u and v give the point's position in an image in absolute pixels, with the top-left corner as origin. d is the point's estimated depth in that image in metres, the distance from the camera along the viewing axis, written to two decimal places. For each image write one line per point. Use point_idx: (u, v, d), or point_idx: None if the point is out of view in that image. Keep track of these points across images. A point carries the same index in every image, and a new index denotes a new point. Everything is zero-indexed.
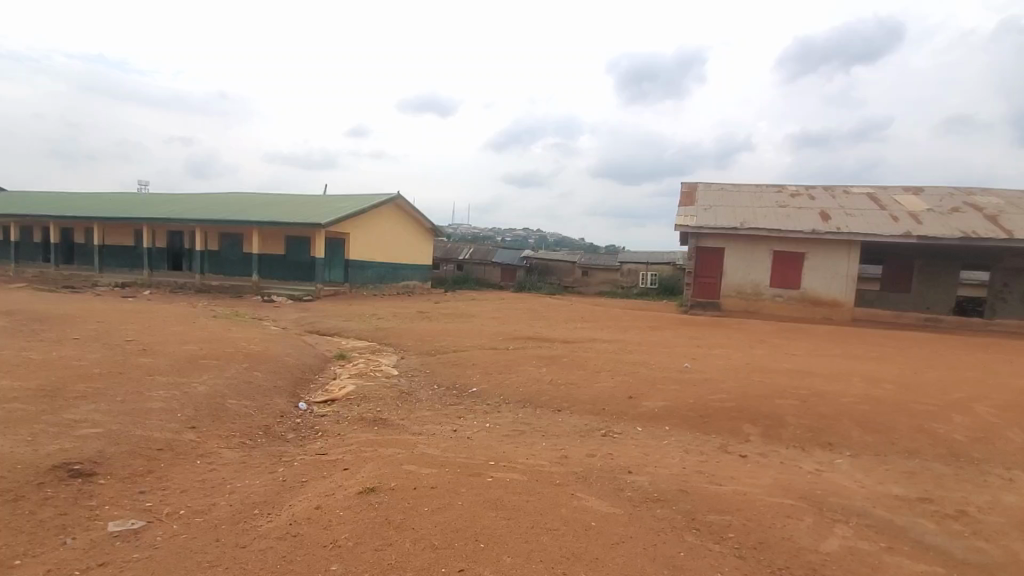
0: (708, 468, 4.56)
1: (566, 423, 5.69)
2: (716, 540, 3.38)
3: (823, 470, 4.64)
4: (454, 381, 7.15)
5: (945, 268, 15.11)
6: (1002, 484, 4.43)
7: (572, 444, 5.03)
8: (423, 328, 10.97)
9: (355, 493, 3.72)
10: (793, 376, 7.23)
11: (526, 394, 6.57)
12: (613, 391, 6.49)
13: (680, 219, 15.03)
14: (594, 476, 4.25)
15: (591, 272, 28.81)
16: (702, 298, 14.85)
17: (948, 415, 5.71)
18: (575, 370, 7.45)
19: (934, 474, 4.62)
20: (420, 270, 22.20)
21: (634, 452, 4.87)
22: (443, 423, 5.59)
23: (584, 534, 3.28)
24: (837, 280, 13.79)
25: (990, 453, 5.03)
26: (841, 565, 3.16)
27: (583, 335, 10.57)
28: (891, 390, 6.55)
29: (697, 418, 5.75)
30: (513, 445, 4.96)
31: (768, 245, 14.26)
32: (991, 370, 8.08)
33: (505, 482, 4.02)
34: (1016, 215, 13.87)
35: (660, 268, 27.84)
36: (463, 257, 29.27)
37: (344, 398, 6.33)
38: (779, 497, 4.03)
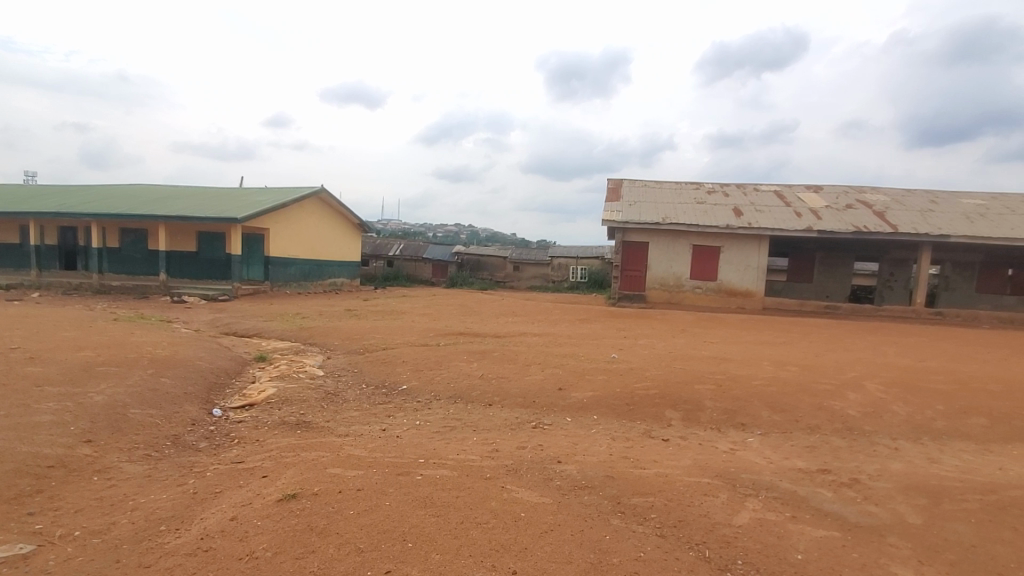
0: (633, 453, 4.74)
1: (497, 417, 5.72)
2: (640, 521, 3.52)
3: (737, 449, 4.95)
4: (384, 380, 6.98)
5: (841, 259, 16.57)
6: (888, 453, 4.94)
7: (503, 438, 5.07)
8: (350, 327, 10.62)
9: (274, 501, 3.54)
10: (710, 362, 7.68)
11: (457, 390, 6.52)
12: (543, 383, 6.59)
13: (607, 214, 15.51)
14: (524, 468, 4.29)
15: (523, 267, 29.16)
16: (628, 291, 15.43)
17: (844, 393, 6.29)
18: (506, 364, 7.49)
19: (832, 447, 5.06)
20: (348, 267, 21.47)
21: (563, 443, 4.97)
22: (370, 423, 5.44)
23: (514, 526, 3.31)
24: (749, 271, 14.76)
25: (879, 426, 5.57)
26: (751, 536, 3.39)
27: (514, 330, 10.64)
28: (795, 373, 7.12)
29: (622, 406, 5.98)
30: (444, 441, 4.92)
31: (688, 239, 15.02)
32: (878, 351, 8.97)
33: (434, 479, 3.97)
34: (900, 212, 15.43)
35: (589, 262, 28.53)
36: (393, 254, 28.57)
37: (265, 402, 6.02)
38: (697, 476, 4.27)
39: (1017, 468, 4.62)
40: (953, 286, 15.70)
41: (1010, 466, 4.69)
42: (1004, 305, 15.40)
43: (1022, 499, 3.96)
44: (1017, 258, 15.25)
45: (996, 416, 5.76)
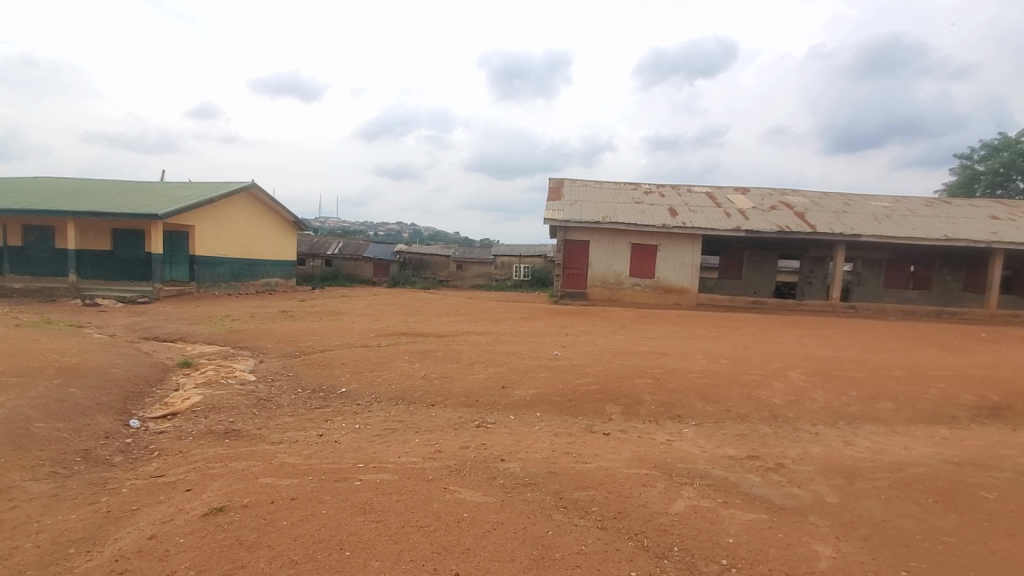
0: (575, 449, 4.82)
1: (440, 417, 5.65)
2: (581, 515, 3.57)
3: (673, 440, 5.14)
4: (322, 383, 6.73)
5: (767, 257, 17.59)
6: (809, 438, 5.28)
7: (446, 438, 5.00)
8: (285, 329, 10.16)
9: (199, 516, 3.32)
10: (648, 357, 7.94)
11: (398, 391, 6.39)
12: (486, 382, 6.57)
13: (549, 213, 15.69)
14: (467, 468, 4.26)
15: (466, 265, 29.04)
16: (570, 289, 15.71)
17: (770, 382, 6.67)
18: (449, 364, 7.42)
19: (760, 434, 5.35)
20: (283, 266, 20.58)
21: (506, 441, 4.96)
22: (306, 428, 5.22)
23: (456, 527, 3.27)
24: (684, 269, 15.38)
25: (801, 413, 5.95)
26: (686, 523, 3.51)
27: (458, 329, 10.55)
28: (726, 365, 7.48)
29: (565, 402, 6.06)
30: (384, 444, 4.79)
31: (627, 238, 15.47)
32: (800, 342, 9.58)
33: (374, 484, 3.86)
34: (818, 213, 16.57)
35: (532, 260, 28.74)
36: (332, 252, 27.63)
37: (189, 411, 5.64)
38: (636, 468, 4.39)
39: (919, 447, 5.07)
40: (864, 282, 17.05)
41: (913, 445, 5.14)
42: (907, 298, 16.90)
43: (923, 475, 4.34)
44: (917, 256, 16.78)
45: (901, 400, 6.29)
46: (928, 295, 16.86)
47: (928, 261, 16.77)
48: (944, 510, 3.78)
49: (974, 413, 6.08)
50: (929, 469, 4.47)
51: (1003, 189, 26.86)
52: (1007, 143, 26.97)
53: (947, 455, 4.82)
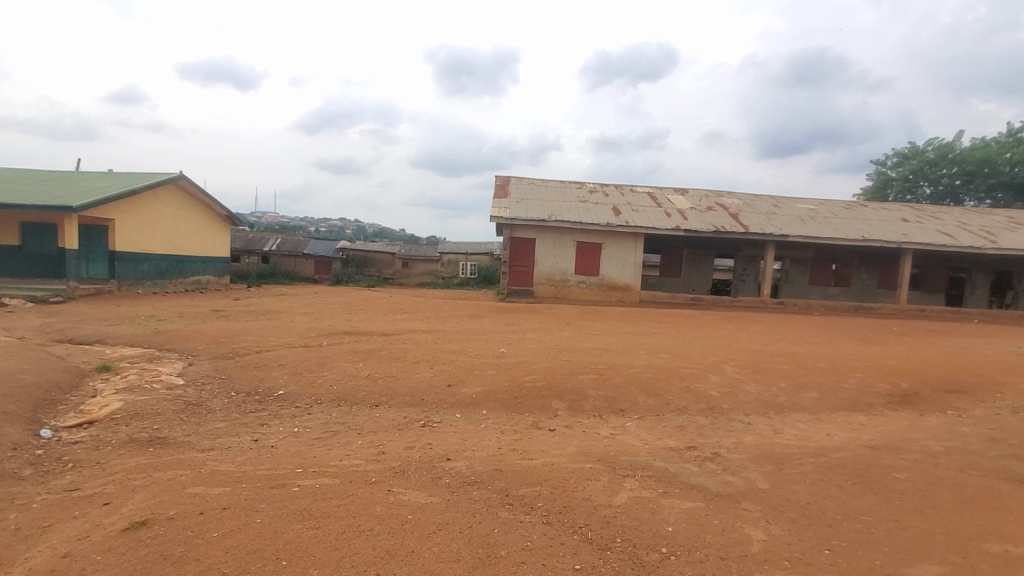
0: (521, 445, 4.83)
1: (384, 417, 5.52)
2: (527, 511, 3.58)
3: (617, 434, 5.26)
4: (258, 386, 6.42)
5: (704, 256, 18.34)
6: (743, 428, 5.55)
7: (390, 439, 4.89)
8: (217, 329, 9.63)
9: (118, 531, 3.09)
10: (593, 353, 8.09)
11: (340, 392, 6.19)
12: (432, 381, 6.49)
13: (495, 210, 15.70)
14: (412, 469, 4.18)
15: (411, 263, 28.62)
16: (516, 286, 15.85)
17: (707, 375, 6.97)
18: (394, 363, 7.26)
19: (697, 426, 5.57)
20: (215, 263, 19.49)
21: (452, 440, 4.91)
22: (241, 434, 4.96)
23: (400, 529, 3.20)
24: (627, 267, 15.79)
25: (736, 404, 6.25)
26: (629, 514, 3.60)
27: (402, 327, 10.35)
28: (666, 359, 7.75)
29: (511, 399, 6.08)
30: (325, 447, 4.63)
31: (573, 237, 15.72)
32: (734, 337, 10.07)
33: (314, 489, 3.71)
34: (750, 214, 17.44)
35: (479, 258, 28.64)
36: (269, 248, 26.43)
37: (110, 418, 5.24)
38: (581, 462, 4.47)
39: (840, 433, 5.44)
40: (792, 280, 18.12)
41: (835, 431, 5.51)
42: (830, 295, 18.10)
43: (843, 459, 4.66)
44: (838, 255, 18.01)
45: (825, 389, 6.73)
46: (848, 291, 18.12)
47: (847, 260, 18.03)
48: (862, 491, 4.07)
49: (887, 400, 6.59)
50: (849, 453, 4.81)
51: (913, 194, 29.24)
52: (916, 152, 29.41)
53: (864, 440, 5.20)
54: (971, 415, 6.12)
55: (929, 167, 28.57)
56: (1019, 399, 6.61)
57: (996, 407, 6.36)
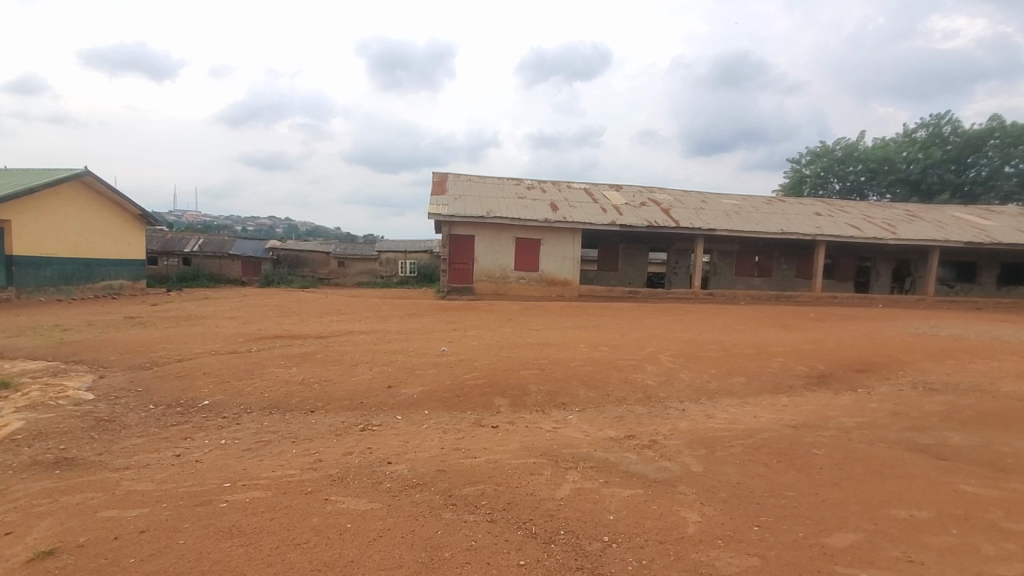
0: (464, 444, 4.79)
1: (320, 423, 5.31)
2: (471, 510, 3.55)
3: (559, 427, 5.33)
4: (179, 397, 5.99)
5: (639, 250, 18.96)
6: (678, 414, 5.78)
7: (327, 446, 4.70)
8: (133, 337, 8.92)
9: (20, 564, 2.79)
10: (534, 348, 8.18)
11: (272, 399, 5.90)
12: (371, 383, 6.33)
13: (434, 207, 15.49)
14: (351, 476, 4.04)
15: (347, 263, 27.80)
16: (456, 284, 15.81)
17: (644, 366, 7.22)
18: (330, 366, 7.01)
19: (635, 415, 5.75)
20: (129, 266, 18.06)
21: (393, 442, 4.80)
22: (162, 449, 4.61)
23: (338, 540, 3.08)
24: (566, 262, 16.04)
25: (670, 392, 6.50)
26: (572, 506, 3.65)
27: (339, 329, 10.02)
28: (605, 352, 7.95)
29: (453, 398, 6.03)
30: (255, 459, 4.38)
31: (512, 233, 15.80)
32: (668, 328, 10.49)
33: (244, 504, 3.51)
34: (681, 209, 18.18)
35: (418, 256, 28.22)
36: (190, 249, 24.82)
37: (7, 439, 4.71)
38: (524, 457, 4.48)
39: (765, 415, 5.79)
40: (720, 271, 19.09)
41: (760, 413, 5.85)
42: (753, 285, 19.22)
43: (768, 439, 4.96)
44: (761, 247, 19.15)
45: (751, 374, 7.14)
46: (769, 281, 19.32)
47: (768, 251, 19.20)
48: (786, 468, 4.34)
49: (806, 380, 7.09)
50: (774, 433, 5.12)
51: (824, 190, 31.60)
52: (826, 150, 31.78)
53: (787, 420, 5.56)
54: (878, 391, 6.69)
55: (838, 165, 30.93)
56: (917, 375, 7.30)
57: (900, 383, 6.99)
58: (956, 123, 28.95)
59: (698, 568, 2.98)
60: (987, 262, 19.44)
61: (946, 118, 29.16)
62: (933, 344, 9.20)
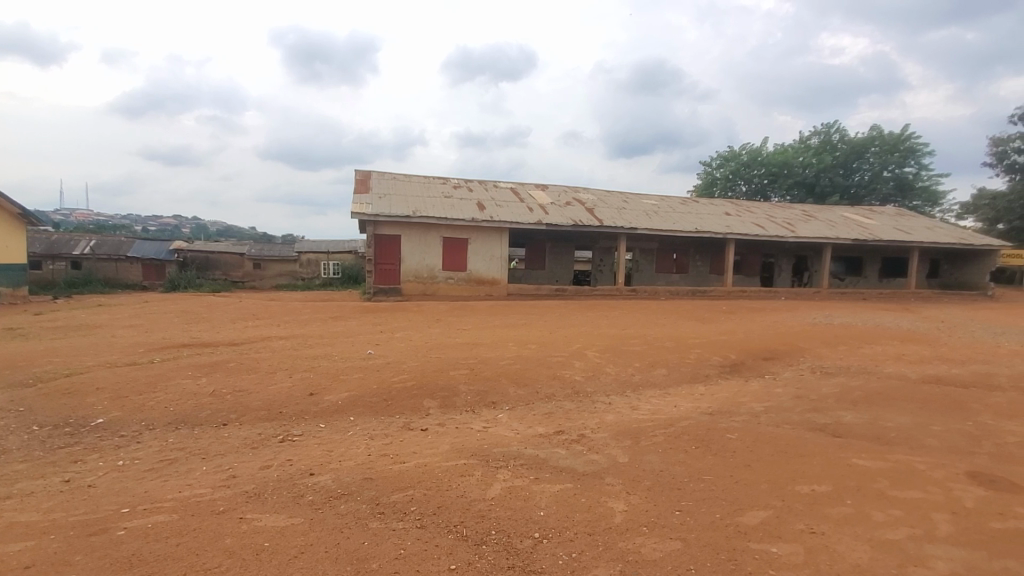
0: (392, 449, 4.65)
1: (234, 437, 4.95)
2: (400, 517, 3.44)
3: (489, 426, 5.31)
4: (68, 416, 5.37)
5: (565, 248, 19.37)
6: (604, 408, 5.96)
7: (242, 461, 4.40)
8: (11, 351, 7.91)
9: None
10: (463, 348, 8.11)
11: (178, 414, 5.43)
12: (291, 391, 6.00)
13: (356, 206, 14.96)
14: (269, 491, 3.79)
15: (264, 264, 26.24)
16: (383, 285, 15.40)
17: (572, 362, 7.38)
18: (245, 376, 6.57)
19: (563, 411, 5.85)
20: (7, 271, 16.02)
21: (315, 453, 4.57)
22: (48, 476, 4.11)
23: (255, 561, 2.88)
24: (494, 261, 16.07)
25: (597, 386, 6.68)
26: (503, 506, 3.64)
27: (255, 335, 9.42)
28: (534, 349, 8.05)
29: (380, 402, 5.84)
30: (159, 480, 4.00)
31: (439, 233, 15.61)
32: (593, 324, 10.80)
33: (146, 530, 3.19)
34: (604, 209, 18.77)
35: (341, 256, 27.19)
36: (81, 251, 22.46)
37: None
38: (454, 459, 4.42)
39: (684, 404, 6.10)
40: (642, 268, 19.92)
41: (680, 403, 6.16)
42: (672, 281, 20.23)
43: (687, 426, 5.22)
44: (678, 245, 20.19)
45: (671, 365, 7.51)
46: (686, 277, 20.42)
47: (685, 249, 20.28)
48: (704, 453, 4.58)
49: (720, 369, 7.56)
50: (693, 420, 5.41)
51: (732, 192, 33.93)
52: (734, 154, 34.07)
53: (703, 408, 5.89)
54: (783, 377, 7.26)
55: (744, 168, 33.23)
56: (815, 361, 8.00)
57: (800, 369, 7.63)
58: (843, 132, 31.98)
59: (626, 555, 3.08)
60: (871, 257, 21.67)
61: (834, 127, 32.12)
62: (828, 332, 10.12)
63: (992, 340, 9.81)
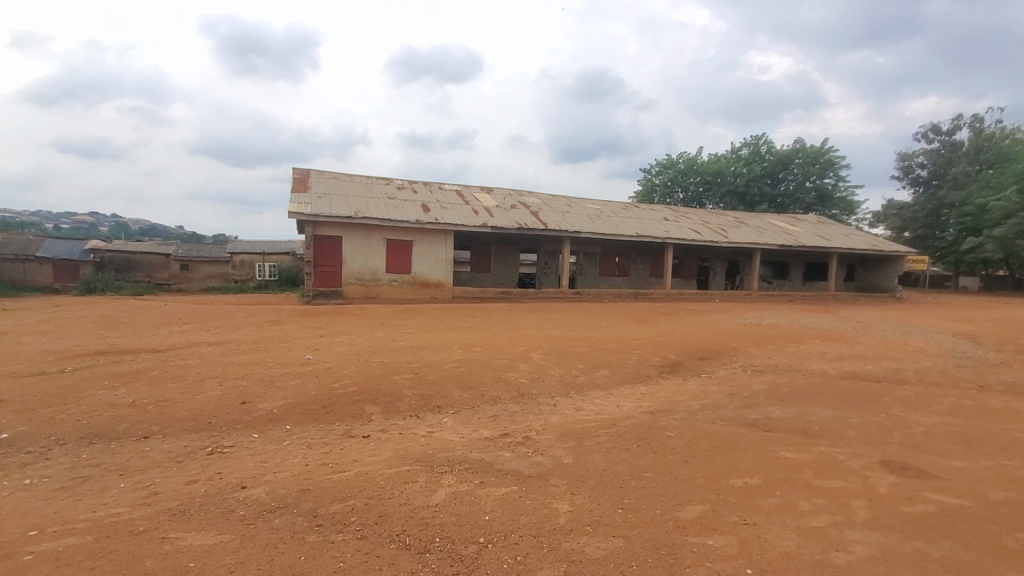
0: (331, 458, 4.47)
1: (156, 451, 4.61)
2: (339, 529, 3.30)
3: (434, 431, 5.22)
4: None
5: (511, 251, 19.46)
6: (549, 409, 6.00)
7: (166, 476, 4.10)
8: None
9: None
10: (406, 352, 7.96)
11: (93, 427, 4.99)
12: (221, 400, 5.67)
13: (295, 206, 14.39)
14: (196, 507, 3.55)
15: (192, 266, 24.74)
16: (323, 287, 14.87)
17: (517, 364, 7.40)
18: (169, 385, 6.13)
19: (508, 413, 5.84)
20: None
21: (247, 464, 4.32)
22: None
23: None
24: (439, 264, 15.90)
25: (542, 388, 6.72)
26: (448, 512, 3.57)
27: (181, 341, 8.84)
28: (479, 352, 8.01)
29: (319, 409, 5.62)
30: (69, 500, 3.65)
31: (382, 235, 15.28)
32: (537, 326, 10.88)
33: (56, 554, 2.90)
34: (548, 212, 19.01)
35: (278, 258, 26.05)
36: None
37: None
38: (397, 466, 4.30)
39: (626, 403, 6.24)
40: (586, 271, 20.32)
41: (622, 402, 6.30)
42: (615, 284, 20.78)
43: (629, 426, 5.35)
44: (620, 249, 20.74)
45: (613, 366, 7.68)
46: (628, 280, 21.02)
47: (627, 253, 20.87)
48: (645, 451, 4.71)
49: (659, 369, 7.81)
50: (634, 420, 5.55)
51: (670, 199, 35.38)
52: (671, 162, 35.51)
53: (644, 407, 6.06)
54: (717, 375, 7.59)
55: (681, 176, 34.73)
56: (746, 360, 8.43)
57: (733, 367, 8.01)
58: (771, 144, 34.00)
59: (570, 556, 3.09)
60: (796, 261, 23.13)
61: (762, 139, 34.13)
62: (758, 332, 10.69)
63: (901, 339, 10.68)
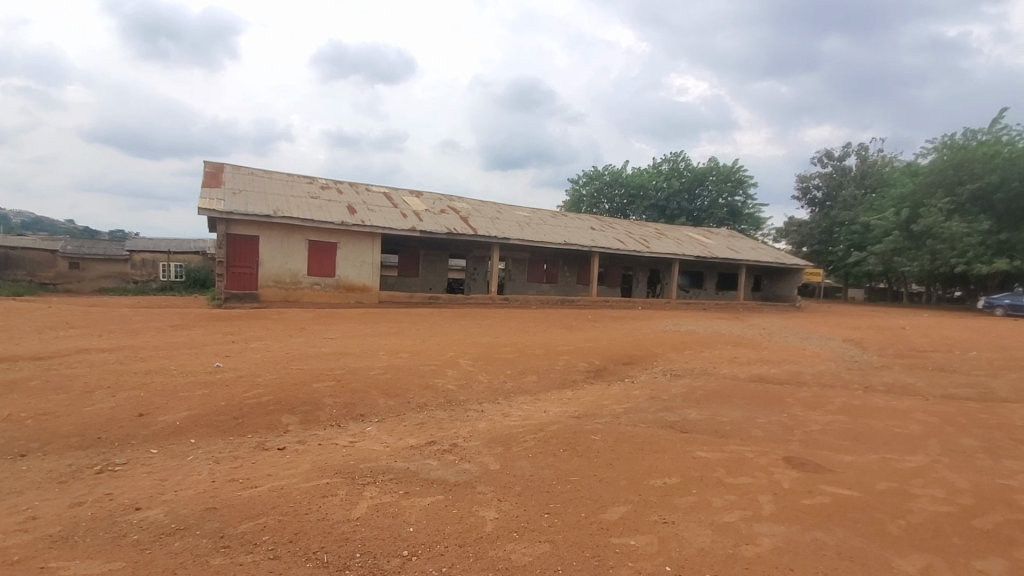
0: (242, 473, 4.16)
1: (34, 471, 4.07)
2: (249, 550, 3.06)
3: (356, 441, 5.00)
4: None
5: (439, 256, 19.24)
6: (476, 416, 5.96)
7: (45, 498, 3.63)
8: None
9: None
10: (328, 358, 7.62)
11: None
12: (114, 412, 5.12)
13: (205, 202, 13.41)
14: (81, 533, 3.16)
15: (84, 264, 22.43)
16: (236, 290, 13.94)
17: (445, 370, 7.30)
18: (51, 397, 5.45)
19: (436, 420, 5.72)
20: None
21: (145, 483, 3.93)
22: None
23: None
24: (365, 267, 15.41)
25: (470, 395, 6.66)
26: (369, 525, 3.42)
27: (67, 347, 7.91)
28: (406, 358, 7.81)
29: (229, 421, 5.21)
30: None
31: (304, 235, 14.59)
32: (466, 332, 10.81)
33: None
34: (478, 218, 19.01)
35: (186, 258, 24.13)
36: None
37: None
38: (316, 479, 4.08)
39: (553, 408, 6.33)
40: (514, 277, 20.49)
41: (549, 407, 6.38)
42: (543, 291, 21.11)
43: (556, 431, 5.41)
44: (549, 256, 21.13)
45: (541, 372, 7.77)
46: (555, 287, 21.44)
47: (555, 260, 21.29)
48: (571, 455, 4.77)
49: (585, 374, 7.98)
50: (561, 425, 5.61)
51: (596, 209, 36.58)
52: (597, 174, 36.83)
53: (570, 412, 6.16)
54: (640, 380, 7.89)
55: (606, 188, 36.08)
56: (666, 364, 8.83)
57: (654, 372, 8.36)
58: (688, 161, 36.18)
59: (495, 564, 3.05)
60: (709, 272, 24.63)
61: (681, 156, 36.26)
62: (676, 338, 11.26)
63: (800, 344, 11.66)
